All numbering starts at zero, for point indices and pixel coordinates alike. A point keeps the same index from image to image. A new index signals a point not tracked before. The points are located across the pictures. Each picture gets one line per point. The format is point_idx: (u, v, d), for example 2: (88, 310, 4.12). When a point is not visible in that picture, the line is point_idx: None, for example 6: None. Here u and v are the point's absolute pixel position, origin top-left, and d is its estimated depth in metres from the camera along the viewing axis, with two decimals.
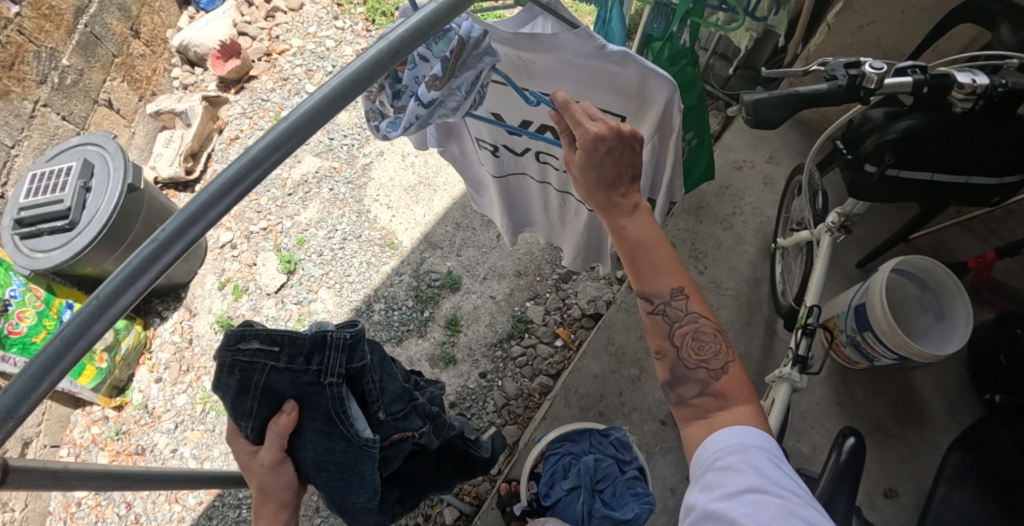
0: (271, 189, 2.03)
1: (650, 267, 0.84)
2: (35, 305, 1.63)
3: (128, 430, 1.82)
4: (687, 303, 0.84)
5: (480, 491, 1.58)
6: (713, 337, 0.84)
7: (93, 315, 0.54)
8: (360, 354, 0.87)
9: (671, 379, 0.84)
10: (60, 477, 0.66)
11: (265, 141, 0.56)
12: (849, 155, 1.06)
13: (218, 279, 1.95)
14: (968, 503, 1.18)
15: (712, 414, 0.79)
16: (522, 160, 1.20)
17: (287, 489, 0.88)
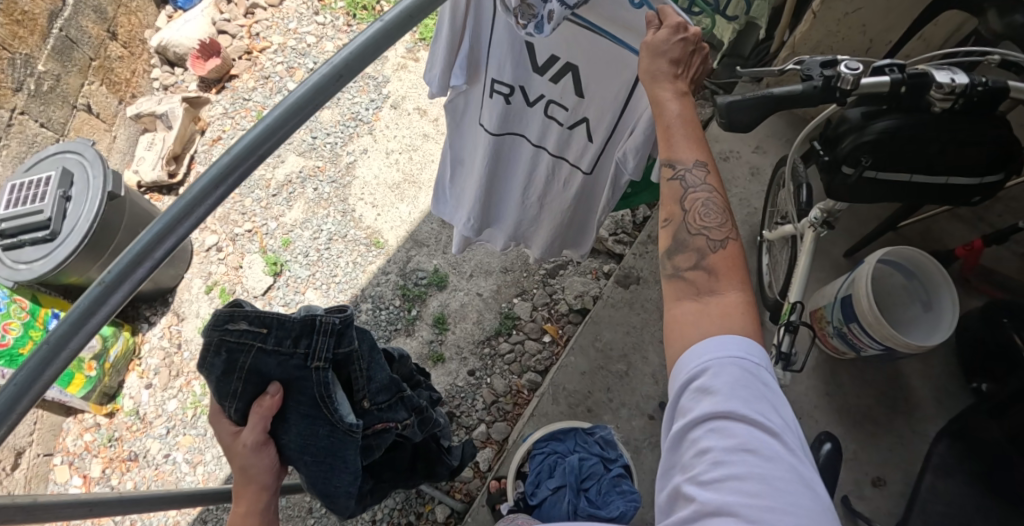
0: (255, 190, 2.00)
1: (677, 136, 0.78)
2: (21, 317, 1.63)
3: (121, 436, 1.84)
4: (706, 175, 0.78)
5: (471, 488, 1.60)
6: (721, 211, 0.78)
7: (45, 359, 0.56)
8: (351, 339, 0.84)
9: (669, 246, 0.79)
10: (30, 508, 0.67)
11: (208, 176, 0.57)
12: (827, 156, 1.05)
13: (205, 283, 1.93)
14: (955, 494, 1.19)
15: (703, 295, 0.73)
16: (529, 112, 1.11)
17: (270, 473, 0.83)
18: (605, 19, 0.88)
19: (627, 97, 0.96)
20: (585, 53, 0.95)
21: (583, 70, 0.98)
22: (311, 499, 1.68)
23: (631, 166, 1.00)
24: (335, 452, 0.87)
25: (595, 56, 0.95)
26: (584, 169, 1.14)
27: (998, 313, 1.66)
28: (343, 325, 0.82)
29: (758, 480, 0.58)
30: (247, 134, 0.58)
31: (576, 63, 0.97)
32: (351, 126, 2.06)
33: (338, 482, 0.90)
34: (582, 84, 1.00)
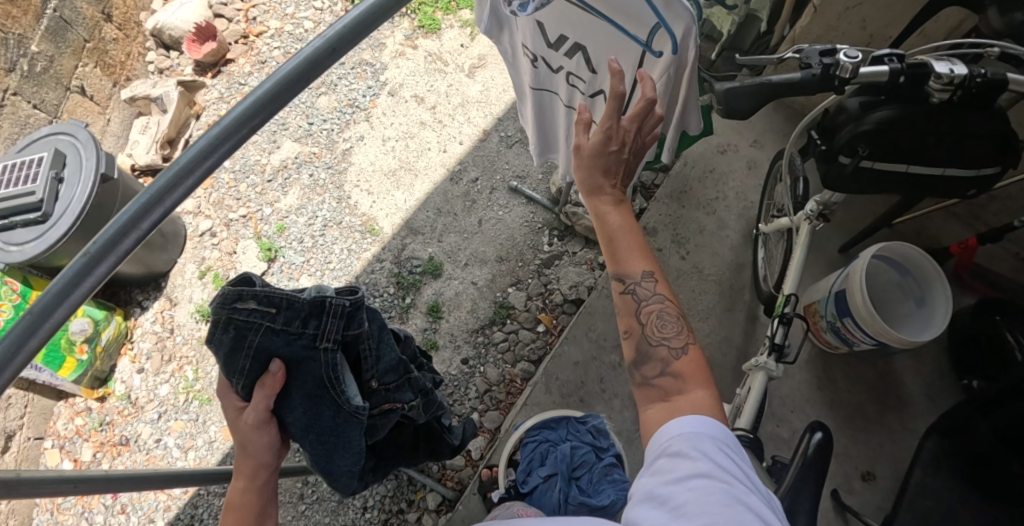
0: (250, 175, 1.98)
1: (616, 250, 0.88)
2: (12, 299, 1.63)
3: (112, 420, 1.83)
4: (655, 285, 0.86)
5: (462, 476, 1.61)
6: (676, 319, 0.85)
7: (31, 326, 0.58)
8: (360, 320, 0.85)
9: (635, 358, 0.84)
10: (16, 484, 0.67)
11: (198, 147, 0.59)
12: (824, 146, 1.05)
13: (198, 268, 1.91)
14: (942, 487, 1.19)
15: (671, 398, 0.78)
16: (554, 78, 1.18)
17: (271, 453, 0.81)
18: (610, 11, 0.94)
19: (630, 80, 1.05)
20: (594, 37, 1.02)
21: (596, 49, 1.04)
22: (302, 485, 1.68)
23: None
24: (341, 435, 0.89)
25: (603, 41, 1.01)
26: (609, 132, 1.22)
27: (990, 312, 1.67)
28: (352, 307, 0.83)
29: None
30: (234, 110, 0.60)
31: (586, 45, 1.05)
32: (348, 112, 2.05)
33: (346, 465, 0.93)
34: (593, 63, 1.07)
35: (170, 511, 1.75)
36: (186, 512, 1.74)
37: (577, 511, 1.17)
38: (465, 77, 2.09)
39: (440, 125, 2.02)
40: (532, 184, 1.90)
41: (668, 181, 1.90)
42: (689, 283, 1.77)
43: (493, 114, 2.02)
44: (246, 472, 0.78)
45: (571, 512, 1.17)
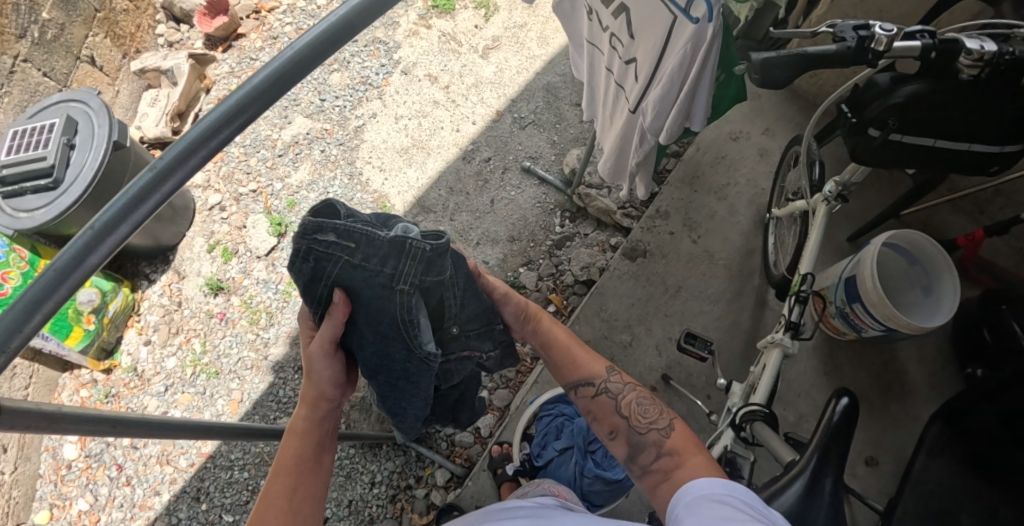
0: (260, 150, 1.97)
1: (569, 363, 1.02)
2: (19, 267, 1.61)
3: (118, 393, 1.82)
4: (620, 376, 1.01)
5: (472, 453, 1.62)
6: (652, 400, 0.98)
7: (53, 282, 0.57)
8: (441, 266, 0.83)
9: (630, 450, 0.92)
10: (56, 420, 0.65)
11: (221, 109, 0.61)
12: (853, 119, 1.05)
13: (207, 241, 1.90)
14: (944, 471, 1.24)
15: (672, 473, 0.85)
16: (604, 37, 1.33)
17: (336, 384, 0.89)
18: None
19: (656, 50, 1.14)
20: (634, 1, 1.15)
21: (635, 13, 1.16)
22: None
23: (649, 118, 1.21)
24: (409, 378, 0.91)
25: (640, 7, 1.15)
26: (630, 105, 1.28)
27: (995, 302, 1.69)
28: (432, 253, 0.81)
29: None
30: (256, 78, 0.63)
31: (629, 7, 1.18)
32: (360, 89, 2.04)
33: (417, 402, 0.98)
34: (631, 27, 1.19)
35: (176, 484, 1.74)
36: (191, 485, 1.74)
37: (593, 483, 1.17)
38: (479, 58, 2.08)
39: (454, 104, 2.01)
40: (545, 164, 1.91)
41: (681, 166, 1.89)
42: (699, 267, 1.75)
43: (507, 96, 2.02)
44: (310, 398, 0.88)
45: (586, 484, 1.18)
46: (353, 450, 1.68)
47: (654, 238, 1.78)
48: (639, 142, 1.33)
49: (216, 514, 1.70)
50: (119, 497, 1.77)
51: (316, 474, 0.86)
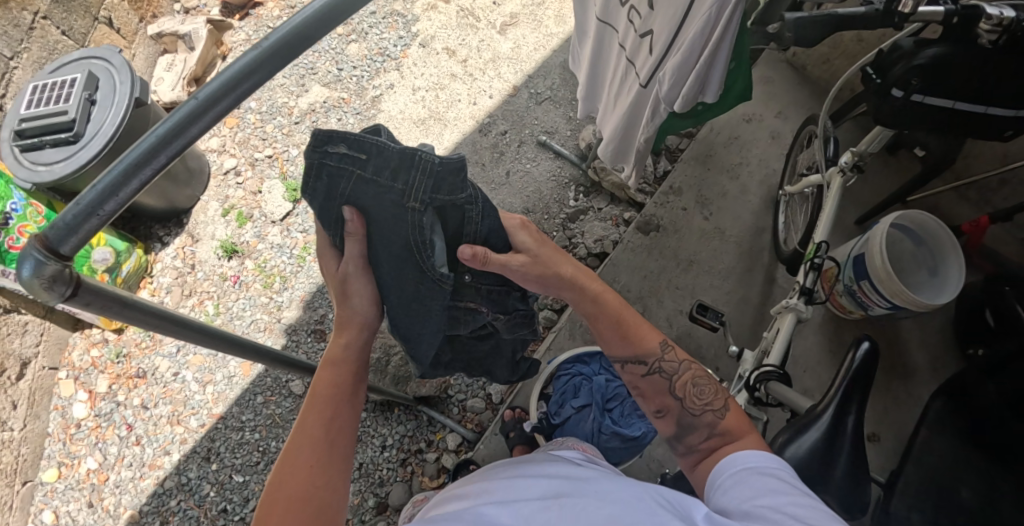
0: (277, 117, 1.98)
1: (627, 335, 1.00)
2: (37, 221, 1.62)
3: (128, 352, 1.87)
4: (675, 353, 1.00)
5: (483, 419, 1.65)
6: (707, 382, 0.98)
7: (132, 168, 0.57)
8: (461, 188, 0.85)
9: (678, 433, 0.94)
10: (127, 305, 0.64)
11: (305, 19, 0.63)
12: (878, 81, 1.08)
13: (222, 206, 1.91)
14: (945, 444, 1.36)
15: (720, 448, 0.88)
16: (620, 12, 1.30)
17: (370, 306, 0.96)
18: None
19: (680, 16, 1.11)
20: None
21: None
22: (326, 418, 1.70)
23: (666, 88, 1.17)
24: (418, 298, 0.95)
25: None
26: (641, 79, 1.27)
27: (999, 282, 1.68)
28: (446, 169, 0.83)
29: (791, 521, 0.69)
30: None
31: None
32: (378, 60, 2.05)
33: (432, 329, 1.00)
34: None
35: (187, 444, 1.75)
36: (202, 445, 1.75)
37: (610, 440, 1.21)
38: (496, 33, 2.09)
39: (471, 78, 2.02)
40: (560, 139, 1.93)
41: (694, 144, 1.91)
42: (711, 243, 1.78)
43: (524, 71, 2.03)
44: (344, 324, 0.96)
45: (604, 440, 1.21)
46: (364, 414, 1.69)
47: (667, 214, 1.80)
48: (650, 118, 1.29)
49: (227, 474, 1.72)
50: (129, 456, 1.77)
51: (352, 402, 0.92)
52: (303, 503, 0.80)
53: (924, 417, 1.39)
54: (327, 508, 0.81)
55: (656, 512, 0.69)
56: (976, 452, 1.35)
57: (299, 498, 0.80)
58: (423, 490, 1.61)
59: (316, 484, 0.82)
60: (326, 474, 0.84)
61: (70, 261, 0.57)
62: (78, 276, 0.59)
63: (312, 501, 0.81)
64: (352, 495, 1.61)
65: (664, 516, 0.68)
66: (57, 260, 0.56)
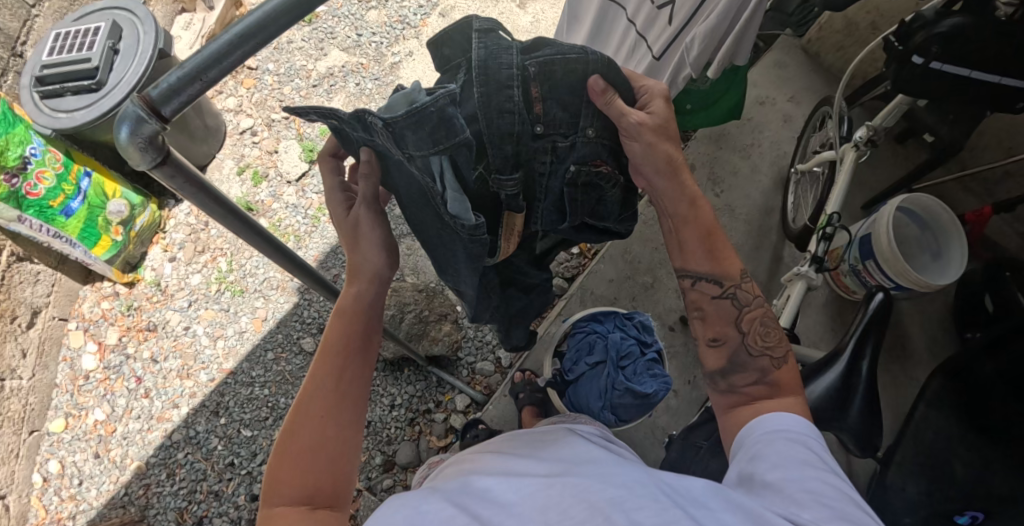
0: (295, 79, 1.99)
1: (713, 252, 0.97)
2: (55, 168, 1.61)
3: (140, 306, 1.87)
4: (754, 289, 0.97)
5: (491, 382, 1.68)
6: (773, 327, 0.97)
7: (237, 42, 0.55)
8: (508, 84, 0.78)
9: (726, 367, 0.95)
10: (200, 189, 0.65)
11: None
12: (901, 47, 1.13)
13: (237, 164, 1.92)
14: (942, 420, 1.39)
15: (758, 401, 0.89)
16: None
17: (381, 252, 0.87)
18: None
19: None
20: None
21: None
22: None
23: (695, 53, 1.17)
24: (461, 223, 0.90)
25: None
26: (656, 51, 1.25)
27: (998, 270, 1.66)
28: (483, 67, 0.77)
29: (806, 497, 0.71)
30: None
31: None
32: (397, 28, 2.06)
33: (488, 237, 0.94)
34: None
35: (196, 398, 1.76)
36: (211, 399, 1.76)
37: (623, 395, 1.24)
38: (516, 7, 2.11)
39: None
40: None
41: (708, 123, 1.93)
42: (721, 220, 1.81)
43: None
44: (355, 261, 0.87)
45: (616, 396, 1.24)
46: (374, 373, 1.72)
47: None
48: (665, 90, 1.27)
49: (235, 428, 1.73)
50: (137, 408, 1.77)
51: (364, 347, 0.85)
52: (314, 456, 0.77)
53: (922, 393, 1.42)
54: (338, 462, 0.78)
55: (657, 497, 0.67)
56: (972, 432, 1.37)
57: (309, 451, 0.77)
58: (430, 449, 1.63)
59: (325, 437, 0.78)
60: (337, 431, 0.79)
61: (167, 124, 0.57)
62: (168, 144, 0.58)
63: (324, 455, 0.78)
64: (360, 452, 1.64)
65: (663, 501, 0.66)
66: (156, 120, 0.56)
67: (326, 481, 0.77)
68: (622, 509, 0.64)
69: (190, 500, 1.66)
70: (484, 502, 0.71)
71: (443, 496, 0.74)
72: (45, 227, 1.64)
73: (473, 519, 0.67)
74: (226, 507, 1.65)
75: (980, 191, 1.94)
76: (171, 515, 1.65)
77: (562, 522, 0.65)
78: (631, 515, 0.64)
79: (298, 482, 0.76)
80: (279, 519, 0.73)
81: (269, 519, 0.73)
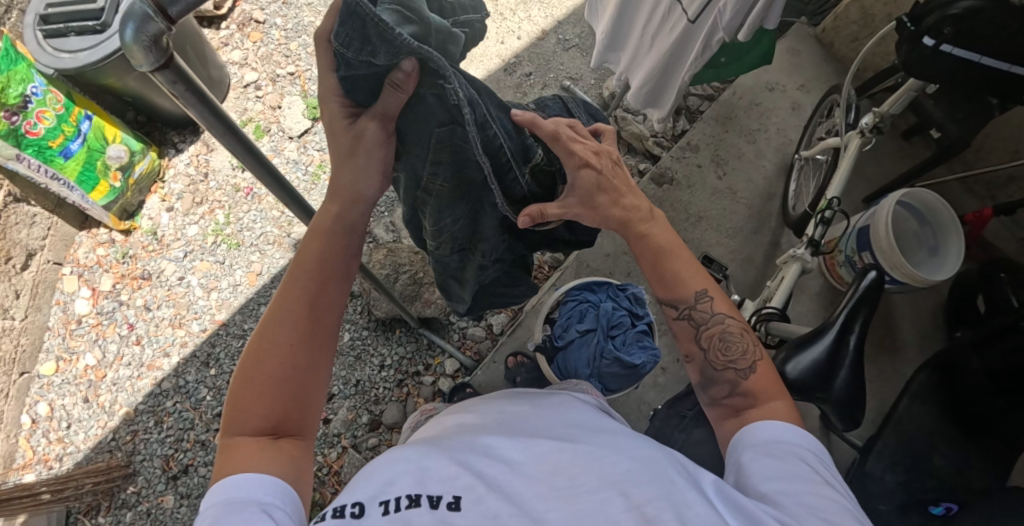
0: (302, 35, 2.00)
1: (670, 280, 0.91)
2: (56, 108, 1.60)
3: (136, 254, 1.87)
4: (712, 304, 0.92)
5: (481, 348, 1.70)
6: (739, 338, 0.93)
7: None
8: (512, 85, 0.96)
9: (701, 381, 0.92)
10: (202, 98, 0.64)
11: None
12: (913, 28, 1.15)
13: (239, 118, 1.91)
14: (926, 414, 1.40)
15: (743, 410, 0.86)
16: None
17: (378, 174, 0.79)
18: None
19: None
20: None
21: None
22: None
23: (728, 18, 1.19)
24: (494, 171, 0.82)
25: None
26: (691, 14, 1.26)
27: (995, 269, 1.60)
28: None
29: (800, 513, 0.71)
30: None
31: None
32: None
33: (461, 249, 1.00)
34: None
35: (187, 347, 1.77)
36: (203, 349, 1.77)
37: (610, 365, 1.26)
38: None
39: (501, 17, 2.06)
40: (584, 86, 1.98)
41: (715, 105, 1.91)
42: (722, 202, 1.81)
43: (554, 17, 2.07)
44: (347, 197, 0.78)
45: (604, 364, 1.26)
46: (366, 332, 1.74)
47: (682, 170, 1.83)
48: (700, 51, 1.29)
49: (225, 380, 1.74)
50: (128, 355, 1.77)
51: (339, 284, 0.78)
52: (276, 389, 0.71)
53: (909, 386, 1.44)
54: (301, 398, 0.72)
55: (667, 475, 0.70)
56: (956, 428, 1.38)
57: (270, 385, 0.71)
58: (417, 410, 1.65)
59: (289, 371, 0.72)
60: (305, 361, 0.73)
61: (173, 25, 0.56)
62: (171, 47, 0.57)
63: (285, 387, 0.71)
64: (348, 410, 1.65)
65: (675, 481, 0.69)
66: (163, 20, 0.55)
67: (287, 417, 0.71)
68: (636, 484, 0.67)
69: (176, 447, 1.68)
70: (489, 457, 0.73)
71: (446, 451, 0.75)
72: (44, 167, 1.62)
73: (477, 477, 0.69)
74: (213, 457, 1.66)
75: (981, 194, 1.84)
76: (157, 462, 1.66)
77: (572, 488, 0.68)
78: (644, 491, 0.67)
79: (258, 412, 0.69)
80: (238, 448, 0.67)
81: (227, 452, 0.68)
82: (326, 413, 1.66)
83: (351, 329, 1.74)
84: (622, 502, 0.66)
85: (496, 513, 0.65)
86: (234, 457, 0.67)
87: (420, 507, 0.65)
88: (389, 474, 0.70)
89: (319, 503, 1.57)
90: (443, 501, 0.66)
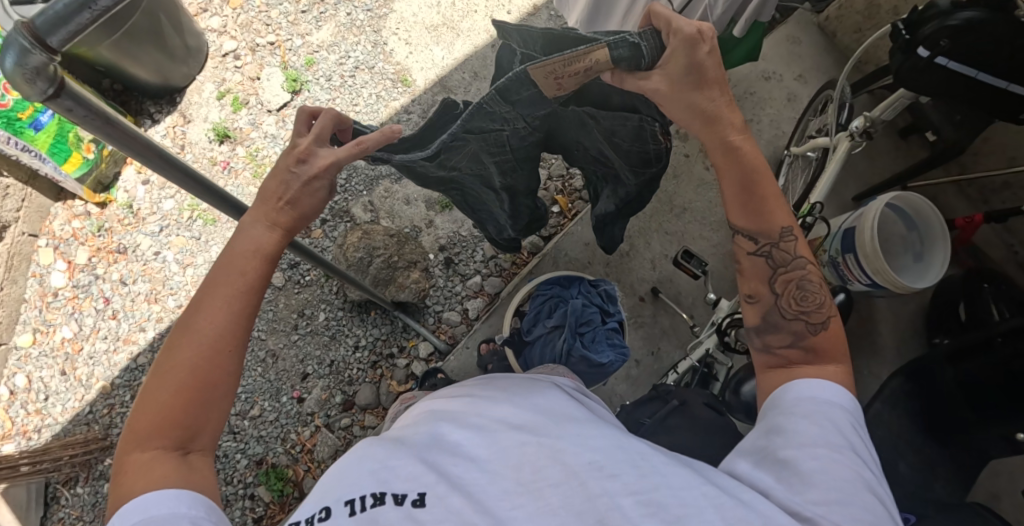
0: (283, 3, 1.95)
1: (758, 205, 0.83)
2: None
3: (111, 227, 1.84)
4: (795, 245, 0.84)
5: (456, 332, 1.70)
6: (817, 287, 0.84)
7: None
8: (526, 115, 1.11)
9: (761, 326, 0.85)
10: (104, 119, 0.63)
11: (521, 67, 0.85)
12: (907, 37, 1.09)
13: (217, 89, 1.88)
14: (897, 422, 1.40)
15: (794, 364, 0.81)
16: None
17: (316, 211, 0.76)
18: None
19: None
20: None
21: None
22: None
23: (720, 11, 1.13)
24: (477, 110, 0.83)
25: None
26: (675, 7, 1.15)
27: (981, 278, 1.57)
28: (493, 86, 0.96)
29: (835, 489, 0.66)
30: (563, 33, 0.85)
31: None
32: None
33: (452, 190, 1.09)
34: None
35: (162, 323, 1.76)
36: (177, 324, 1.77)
37: (578, 362, 1.25)
38: None
39: None
40: None
41: None
42: (708, 194, 1.77)
43: None
44: (273, 207, 0.74)
45: (572, 363, 1.25)
46: (341, 313, 1.73)
47: None
48: None
49: None
50: (104, 329, 1.76)
51: (262, 280, 0.72)
52: (184, 397, 0.65)
53: (882, 392, 1.43)
54: (208, 396, 0.67)
55: (637, 463, 0.67)
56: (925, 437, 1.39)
57: (177, 388, 0.65)
58: (390, 392, 1.66)
59: (200, 367, 0.66)
60: (224, 365, 0.68)
61: (55, 55, 0.56)
62: (62, 76, 0.57)
63: (190, 386, 0.66)
64: (321, 390, 1.66)
65: (647, 469, 0.66)
66: (42, 51, 0.54)
67: (193, 420, 0.65)
68: (598, 476, 0.64)
69: None
70: (453, 454, 0.69)
71: (415, 449, 0.70)
72: (14, 139, 1.59)
73: (442, 475, 0.66)
74: None
75: (976, 197, 1.80)
76: None
77: (536, 482, 0.65)
78: (604, 483, 0.63)
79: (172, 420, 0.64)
80: (148, 467, 0.62)
81: (133, 469, 0.62)
82: (300, 392, 1.67)
83: (326, 309, 1.74)
84: (585, 496, 0.62)
85: (459, 509, 0.62)
86: (139, 473, 0.62)
87: (385, 505, 0.63)
88: (355, 475, 0.67)
89: (292, 480, 1.59)
90: (408, 500, 0.63)
